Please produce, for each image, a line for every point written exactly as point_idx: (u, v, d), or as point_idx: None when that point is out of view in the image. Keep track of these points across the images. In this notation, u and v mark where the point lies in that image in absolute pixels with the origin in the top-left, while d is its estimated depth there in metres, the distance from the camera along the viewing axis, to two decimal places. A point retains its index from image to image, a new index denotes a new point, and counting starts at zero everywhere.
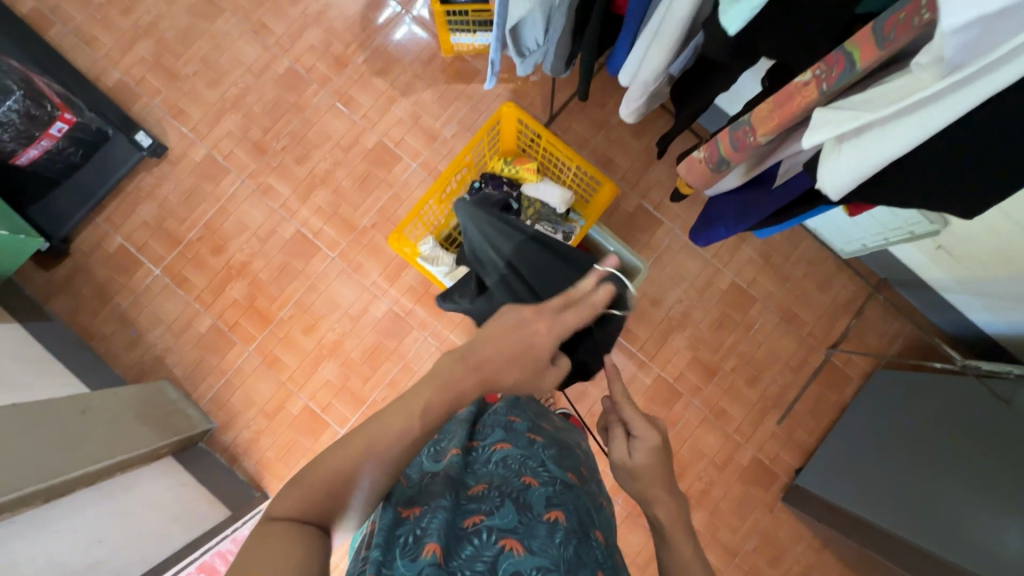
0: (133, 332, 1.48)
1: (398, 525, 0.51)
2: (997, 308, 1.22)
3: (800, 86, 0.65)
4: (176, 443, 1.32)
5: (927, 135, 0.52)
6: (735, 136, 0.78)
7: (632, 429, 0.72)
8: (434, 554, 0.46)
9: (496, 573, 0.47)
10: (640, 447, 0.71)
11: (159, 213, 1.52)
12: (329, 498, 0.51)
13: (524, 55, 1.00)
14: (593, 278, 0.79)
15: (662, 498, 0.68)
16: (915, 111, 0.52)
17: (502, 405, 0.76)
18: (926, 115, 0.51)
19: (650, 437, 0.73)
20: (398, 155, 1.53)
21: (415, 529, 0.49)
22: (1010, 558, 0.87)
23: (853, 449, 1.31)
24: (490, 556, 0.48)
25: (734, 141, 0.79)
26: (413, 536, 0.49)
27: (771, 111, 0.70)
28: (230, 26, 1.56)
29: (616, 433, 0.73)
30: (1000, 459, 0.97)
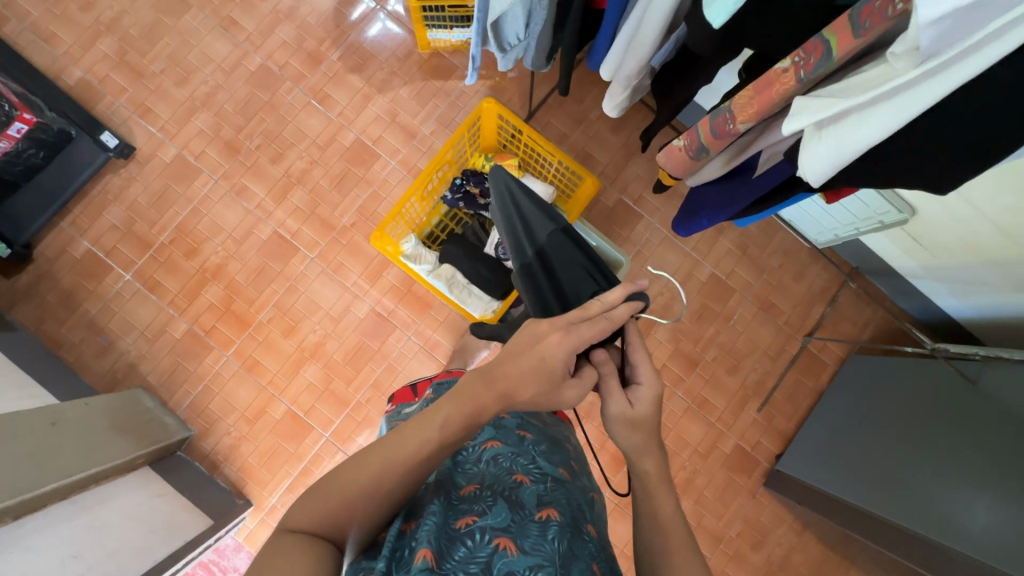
0: (104, 339, 1.43)
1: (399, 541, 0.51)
2: (961, 293, 1.27)
3: (779, 73, 0.67)
4: (153, 453, 1.29)
5: (901, 124, 0.54)
6: (714, 124, 0.80)
7: (636, 376, 0.69)
8: (425, 560, 0.45)
9: (490, 574, 0.46)
10: (642, 397, 0.67)
11: (128, 216, 1.47)
12: (329, 503, 0.50)
13: (505, 49, 0.99)
14: (620, 292, 0.72)
15: (649, 454, 0.66)
16: (891, 99, 0.54)
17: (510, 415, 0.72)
18: (900, 103, 0.53)
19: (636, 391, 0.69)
20: (376, 152, 1.51)
21: (411, 540, 0.49)
22: (981, 532, 0.90)
23: (829, 433, 1.35)
24: (484, 557, 0.48)
25: (714, 128, 0.81)
26: (410, 548, 0.48)
27: (752, 98, 0.72)
28: (198, 22, 1.52)
29: (615, 387, 0.67)
30: (970, 438, 1.01)
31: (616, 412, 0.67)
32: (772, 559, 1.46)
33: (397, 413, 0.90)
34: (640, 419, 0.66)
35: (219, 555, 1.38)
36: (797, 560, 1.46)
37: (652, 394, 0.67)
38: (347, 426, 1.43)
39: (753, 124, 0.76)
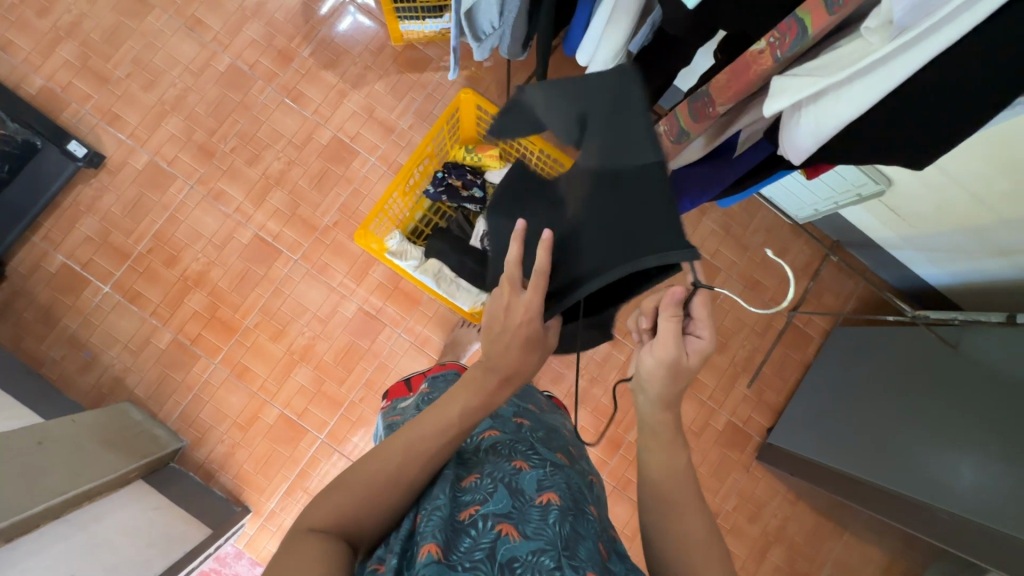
0: (87, 354, 1.40)
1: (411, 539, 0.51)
2: (938, 261, 1.30)
3: (755, 54, 0.67)
4: (145, 466, 1.27)
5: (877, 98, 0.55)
6: (693, 108, 0.81)
7: (695, 329, 0.64)
8: (432, 553, 0.45)
9: (495, 560, 0.47)
10: (696, 351, 0.64)
11: (103, 227, 1.43)
12: (339, 504, 0.50)
13: (481, 38, 0.98)
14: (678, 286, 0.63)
15: (671, 406, 0.64)
16: (867, 74, 0.55)
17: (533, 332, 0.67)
18: (877, 78, 0.54)
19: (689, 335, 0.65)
20: (354, 149, 1.48)
21: (417, 535, 0.49)
22: (968, 492, 0.94)
23: (818, 404, 1.38)
24: (488, 543, 0.48)
25: (694, 113, 0.81)
26: (416, 544, 0.48)
27: (729, 80, 0.72)
28: (162, 23, 1.48)
29: (673, 330, 0.61)
30: (954, 399, 1.05)
31: (667, 357, 0.62)
32: (768, 530, 1.50)
33: (392, 409, 0.89)
34: (687, 369, 0.63)
35: (221, 563, 1.37)
36: (792, 529, 1.50)
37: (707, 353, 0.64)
38: (342, 427, 1.43)
39: (732, 105, 0.77)
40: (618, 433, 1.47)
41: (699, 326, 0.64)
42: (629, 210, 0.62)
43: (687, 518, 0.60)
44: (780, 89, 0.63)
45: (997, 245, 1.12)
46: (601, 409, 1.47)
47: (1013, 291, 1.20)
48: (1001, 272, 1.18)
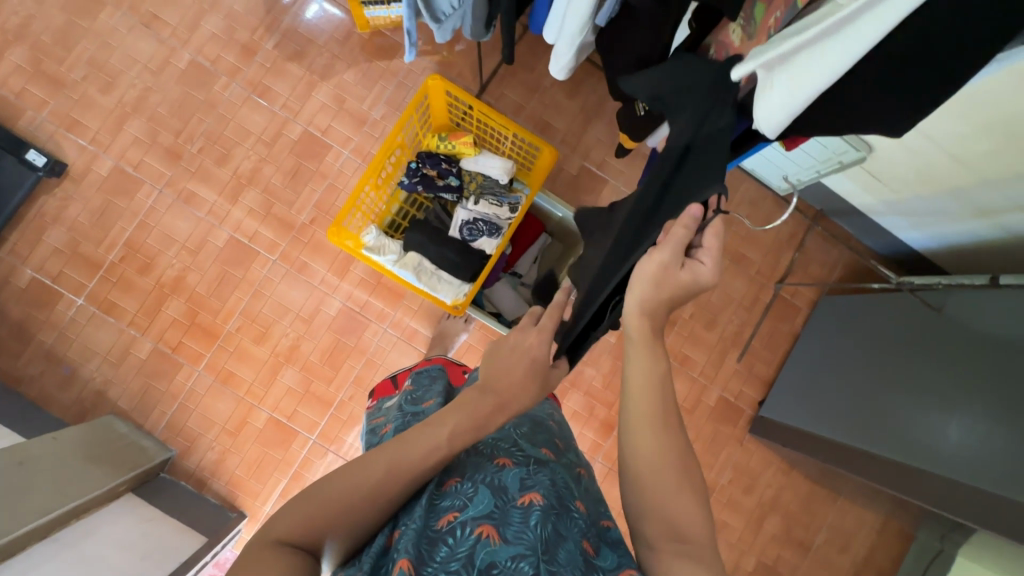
0: (65, 369, 1.37)
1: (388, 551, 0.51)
2: (921, 225, 1.30)
3: None
4: (134, 479, 1.25)
5: (848, 61, 0.53)
6: None
7: (700, 254, 0.60)
8: (404, 570, 0.45)
9: (473, 568, 0.48)
10: (698, 273, 0.59)
11: (71, 238, 1.39)
12: (322, 510, 0.49)
13: (441, 20, 0.95)
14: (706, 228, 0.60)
15: (656, 314, 0.60)
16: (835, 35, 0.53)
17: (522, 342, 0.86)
18: (846, 39, 0.52)
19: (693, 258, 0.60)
20: (327, 143, 1.44)
21: (394, 548, 0.49)
22: (956, 452, 0.95)
23: (808, 374, 1.39)
24: (465, 551, 0.49)
25: None
26: (392, 558, 0.48)
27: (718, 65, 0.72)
28: (116, 21, 1.41)
29: (679, 235, 0.58)
30: (939, 359, 1.05)
31: (660, 258, 0.58)
32: (763, 500, 1.51)
33: (377, 409, 0.88)
34: (672, 282, 0.59)
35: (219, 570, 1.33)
36: (787, 499, 1.52)
37: (702, 280, 0.60)
38: (334, 426, 1.41)
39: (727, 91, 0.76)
40: (612, 415, 1.47)
41: (704, 254, 0.60)
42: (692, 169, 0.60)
43: (660, 431, 0.59)
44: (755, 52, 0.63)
45: (976, 206, 1.12)
46: (593, 392, 1.47)
47: (994, 252, 1.21)
48: (984, 233, 1.18)
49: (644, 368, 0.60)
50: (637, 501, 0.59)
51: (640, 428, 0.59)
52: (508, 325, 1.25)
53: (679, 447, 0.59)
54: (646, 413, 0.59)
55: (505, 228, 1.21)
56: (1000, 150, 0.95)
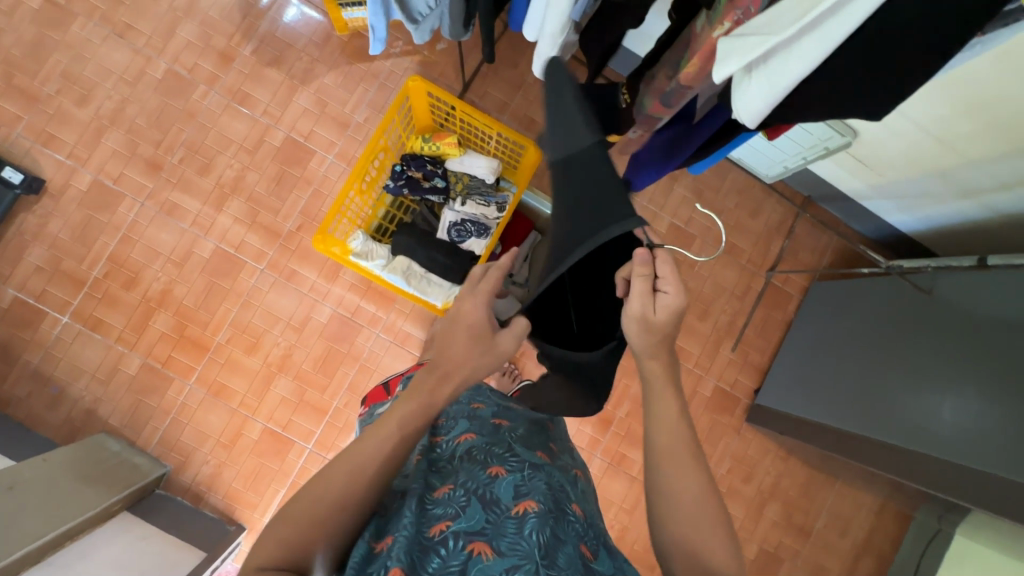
0: (53, 389, 1.35)
1: (371, 559, 0.50)
2: (909, 208, 1.31)
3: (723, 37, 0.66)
4: (129, 497, 1.23)
5: (831, 48, 0.53)
6: (666, 95, 0.81)
7: (661, 285, 0.63)
8: None
9: None
10: (665, 305, 0.63)
11: (52, 255, 1.36)
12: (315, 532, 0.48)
13: (418, 20, 0.93)
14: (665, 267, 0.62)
15: (659, 356, 0.65)
16: (818, 27, 0.53)
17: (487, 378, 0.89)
18: (829, 29, 0.52)
19: (660, 292, 0.63)
20: (310, 149, 1.42)
21: (384, 560, 0.48)
22: (950, 434, 0.95)
23: (802, 361, 1.39)
24: (457, 565, 0.48)
25: (668, 97, 0.81)
26: (383, 569, 0.48)
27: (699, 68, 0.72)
28: (88, 32, 1.39)
29: (638, 289, 0.62)
30: (932, 341, 1.06)
31: (631, 313, 0.63)
32: (763, 488, 1.52)
33: (371, 415, 0.87)
34: (656, 327, 0.63)
35: None
36: (786, 485, 1.52)
37: (676, 308, 0.63)
38: (330, 434, 1.40)
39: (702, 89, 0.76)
40: (609, 410, 1.47)
41: (666, 283, 0.63)
42: (579, 193, 0.62)
43: (683, 476, 0.61)
44: (728, 51, 0.59)
45: (963, 188, 1.12)
46: None
47: (981, 233, 1.21)
48: (971, 214, 1.19)
49: (663, 417, 0.65)
50: (665, 541, 0.63)
51: (667, 473, 0.62)
52: None
53: (701, 492, 0.61)
54: (667, 456, 0.63)
55: (493, 228, 1.20)
56: (986, 131, 0.95)
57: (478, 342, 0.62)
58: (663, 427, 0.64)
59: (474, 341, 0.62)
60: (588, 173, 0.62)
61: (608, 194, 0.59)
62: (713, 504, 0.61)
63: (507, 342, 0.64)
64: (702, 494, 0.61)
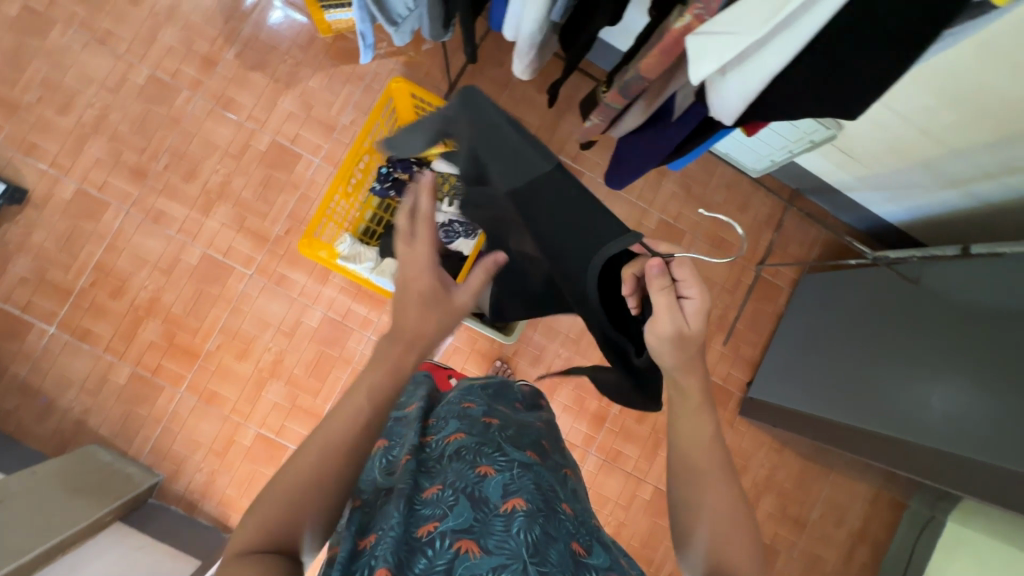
0: (42, 401, 1.34)
1: (354, 558, 0.49)
2: (895, 199, 1.31)
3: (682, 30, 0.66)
4: (122, 507, 1.22)
5: (799, 46, 0.55)
6: (625, 88, 0.82)
7: (683, 290, 0.63)
8: None
9: None
10: (693, 311, 0.62)
11: (37, 265, 1.35)
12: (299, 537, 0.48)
13: (397, 22, 0.93)
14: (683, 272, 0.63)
15: (694, 370, 0.64)
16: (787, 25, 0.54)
17: (482, 377, 0.93)
18: (798, 26, 0.53)
19: (685, 299, 0.63)
20: (296, 152, 1.42)
21: (369, 556, 0.48)
22: (940, 423, 0.95)
23: (793, 353, 1.40)
24: (444, 563, 0.48)
25: (626, 89, 0.81)
26: (368, 566, 0.47)
27: (658, 59, 0.72)
28: (68, 39, 1.37)
29: (665, 303, 0.61)
30: (920, 331, 1.06)
31: (666, 333, 0.62)
32: (758, 480, 1.53)
33: None
34: (692, 336, 0.62)
35: None
36: (781, 476, 1.53)
37: (705, 307, 0.62)
38: None
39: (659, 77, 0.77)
40: (602, 407, 1.47)
41: (687, 287, 0.63)
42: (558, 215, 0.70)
43: (715, 488, 0.62)
44: (699, 52, 0.59)
45: (949, 177, 1.13)
46: (583, 385, 1.47)
47: (967, 221, 1.22)
48: (956, 203, 1.19)
49: (696, 435, 0.64)
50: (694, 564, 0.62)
51: (698, 491, 0.62)
52: (510, 331, 1.26)
53: (734, 502, 0.62)
54: (700, 471, 0.63)
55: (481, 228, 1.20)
56: (968, 120, 0.95)
57: (431, 302, 0.60)
58: (692, 446, 0.64)
59: (431, 299, 0.60)
60: (551, 199, 0.70)
61: (587, 214, 0.68)
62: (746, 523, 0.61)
63: (463, 298, 0.62)
64: (734, 504, 0.62)
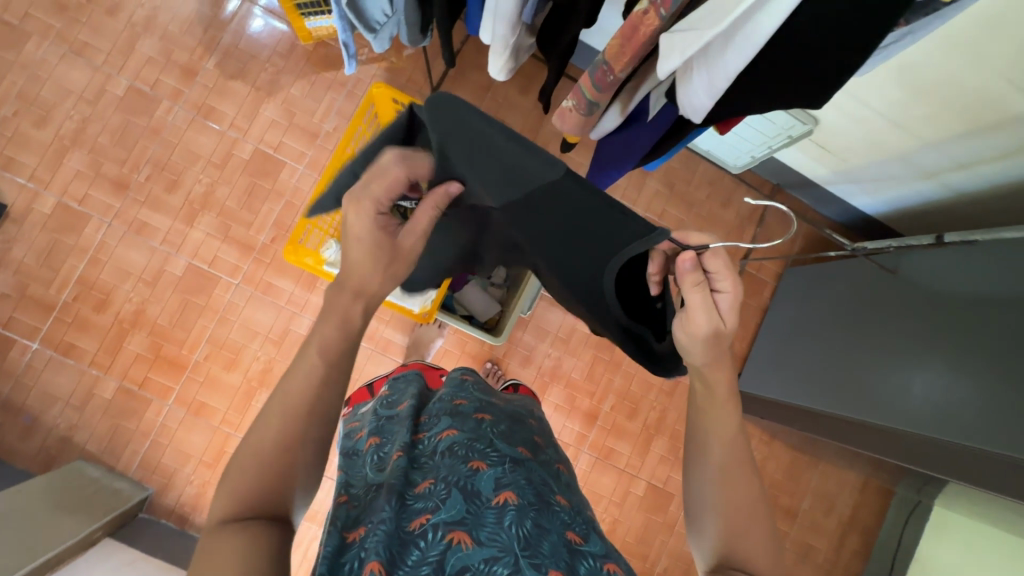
0: (26, 418, 1.32)
1: (343, 550, 0.50)
2: (872, 191, 1.34)
3: (641, 16, 0.66)
4: (113, 522, 1.21)
5: (757, 45, 0.56)
6: (595, 79, 0.79)
7: (716, 284, 0.65)
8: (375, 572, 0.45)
9: (443, 571, 0.48)
10: (726, 305, 0.65)
11: (18, 281, 1.33)
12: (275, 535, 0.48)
13: (375, 29, 0.94)
14: (718, 263, 0.63)
15: (723, 367, 0.66)
16: (745, 24, 0.55)
17: (461, 370, 0.89)
18: (755, 27, 0.54)
19: (718, 293, 0.65)
20: (280, 160, 1.41)
21: (359, 550, 0.49)
22: (919, 407, 0.97)
23: (780, 344, 1.43)
24: (436, 555, 0.48)
25: (596, 83, 0.79)
26: (358, 559, 0.48)
27: (621, 46, 0.71)
28: (44, 51, 1.36)
29: (700, 301, 0.63)
30: (900, 319, 1.09)
31: (702, 332, 0.64)
32: None
33: (353, 415, 0.86)
34: (725, 332, 0.65)
35: None
36: (771, 468, 1.55)
37: (737, 298, 0.65)
38: None
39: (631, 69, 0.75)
40: (593, 405, 1.48)
41: (721, 280, 0.64)
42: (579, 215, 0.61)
43: (734, 485, 0.63)
44: (668, 48, 0.61)
45: (923, 168, 1.15)
46: (574, 384, 1.48)
47: (942, 211, 1.25)
48: (930, 193, 1.22)
49: (717, 430, 0.66)
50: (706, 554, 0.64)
51: (710, 482, 0.64)
52: (499, 334, 1.27)
53: (751, 502, 0.63)
54: (718, 467, 0.64)
55: None
56: (939, 111, 0.98)
57: (377, 250, 0.63)
58: (712, 439, 0.66)
59: (376, 250, 0.63)
60: (570, 203, 0.60)
61: (614, 219, 0.59)
62: (762, 515, 0.63)
63: (409, 241, 0.65)
64: (750, 505, 0.63)
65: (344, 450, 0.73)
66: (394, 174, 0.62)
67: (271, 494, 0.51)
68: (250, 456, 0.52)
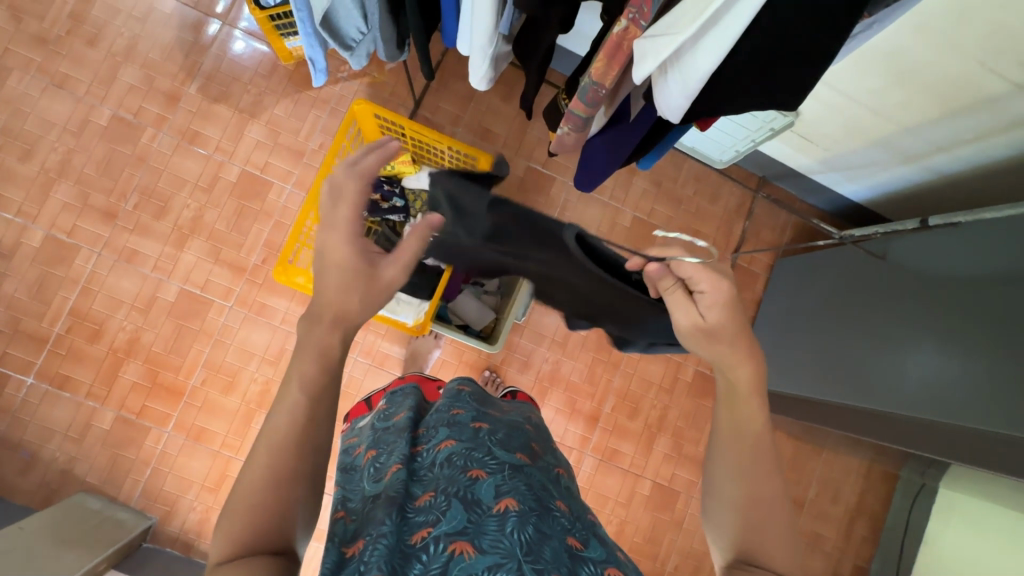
0: (24, 454, 1.31)
1: (343, 565, 0.50)
2: (854, 178, 1.36)
3: (622, 33, 0.69)
4: (118, 552, 1.20)
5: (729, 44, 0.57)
6: (586, 99, 0.81)
7: (694, 286, 0.66)
8: None
9: None
10: (710, 305, 0.65)
11: (9, 316, 1.33)
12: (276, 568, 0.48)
13: (351, 47, 0.94)
14: (692, 268, 0.65)
15: (743, 362, 0.64)
16: (715, 26, 0.56)
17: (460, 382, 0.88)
18: (725, 26, 0.56)
19: (697, 294, 0.66)
20: (267, 180, 1.42)
21: (358, 563, 0.48)
22: (913, 390, 0.98)
23: (776, 335, 1.43)
24: (439, 566, 0.48)
25: (587, 100, 0.81)
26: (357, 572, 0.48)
27: (606, 65, 0.73)
28: (25, 85, 1.36)
29: (677, 299, 0.67)
30: (891, 303, 1.09)
31: (683, 325, 0.67)
32: None
33: (351, 430, 0.86)
34: (713, 326, 0.65)
35: None
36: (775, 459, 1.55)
37: (722, 296, 0.65)
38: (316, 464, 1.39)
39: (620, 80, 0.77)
40: (594, 407, 1.48)
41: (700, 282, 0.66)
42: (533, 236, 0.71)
43: (756, 478, 0.63)
44: (644, 53, 0.61)
45: (904, 153, 1.17)
46: (573, 386, 1.48)
47: (926, 194, 1.27)
48: (913, 177, 1.23)
49: (738, 424, 0.64)
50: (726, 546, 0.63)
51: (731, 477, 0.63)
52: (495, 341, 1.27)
53: (771, 496, 0.62)
54: (733, 461, 0.64)
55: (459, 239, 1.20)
56: (915, 95, 0.99)
57: (354, 280, 0.59)
58: (731, 432, 0.65)
59: (351, 278, 0.59)
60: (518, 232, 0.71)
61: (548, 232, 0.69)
62: (782, 508, 0.62)
63: (390, 271, 0.61)
64: (769, 496, 0.62)
65: (342, 467, 0.72)
66: (352, 189, 0.60)
67: (274, 527, 0.51)
68: (248, 483, 0.52)
